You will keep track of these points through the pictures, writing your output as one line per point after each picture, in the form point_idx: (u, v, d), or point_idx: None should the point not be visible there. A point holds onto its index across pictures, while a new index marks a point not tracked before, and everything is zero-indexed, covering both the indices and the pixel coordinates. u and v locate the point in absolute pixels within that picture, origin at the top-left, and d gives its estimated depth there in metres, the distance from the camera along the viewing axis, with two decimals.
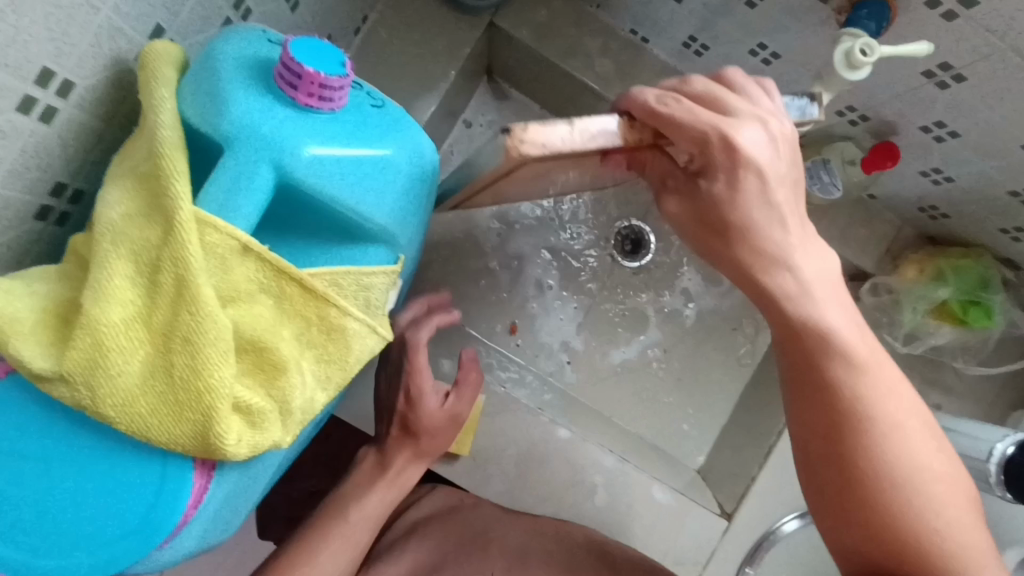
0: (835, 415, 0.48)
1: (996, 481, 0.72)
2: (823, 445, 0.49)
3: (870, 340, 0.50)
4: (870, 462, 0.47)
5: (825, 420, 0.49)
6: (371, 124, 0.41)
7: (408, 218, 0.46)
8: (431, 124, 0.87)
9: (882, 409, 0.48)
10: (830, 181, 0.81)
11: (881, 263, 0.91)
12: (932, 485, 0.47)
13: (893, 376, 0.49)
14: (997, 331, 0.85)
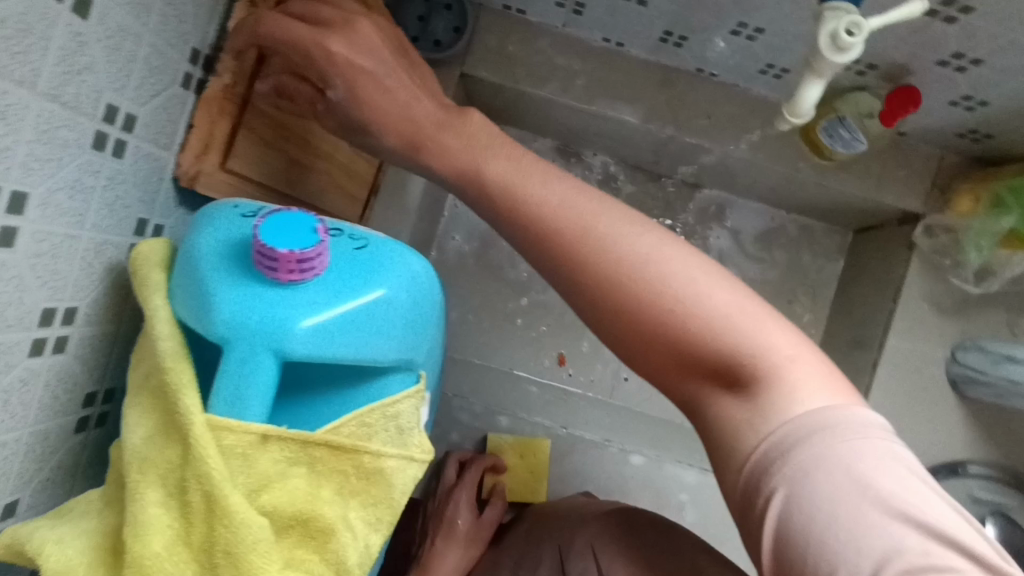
0: (546, 245, 0.49)
1: None
2: (559, 266, 0.49)
3: (574, 195, 0.50)
4: (596, 256, 0.47)
5: (527, 227, 0.50)
6: (352, 266, 0.41)
7: (417, 336, 0.45)
8: (430, 190, 0.88)
9: (623, 248, 0.47)
10: (851, 135, 0.76)
11: (929, 199, 0.85)
12: (677, 286, 0.46)
13: (604, 219, 0.48)
14: None
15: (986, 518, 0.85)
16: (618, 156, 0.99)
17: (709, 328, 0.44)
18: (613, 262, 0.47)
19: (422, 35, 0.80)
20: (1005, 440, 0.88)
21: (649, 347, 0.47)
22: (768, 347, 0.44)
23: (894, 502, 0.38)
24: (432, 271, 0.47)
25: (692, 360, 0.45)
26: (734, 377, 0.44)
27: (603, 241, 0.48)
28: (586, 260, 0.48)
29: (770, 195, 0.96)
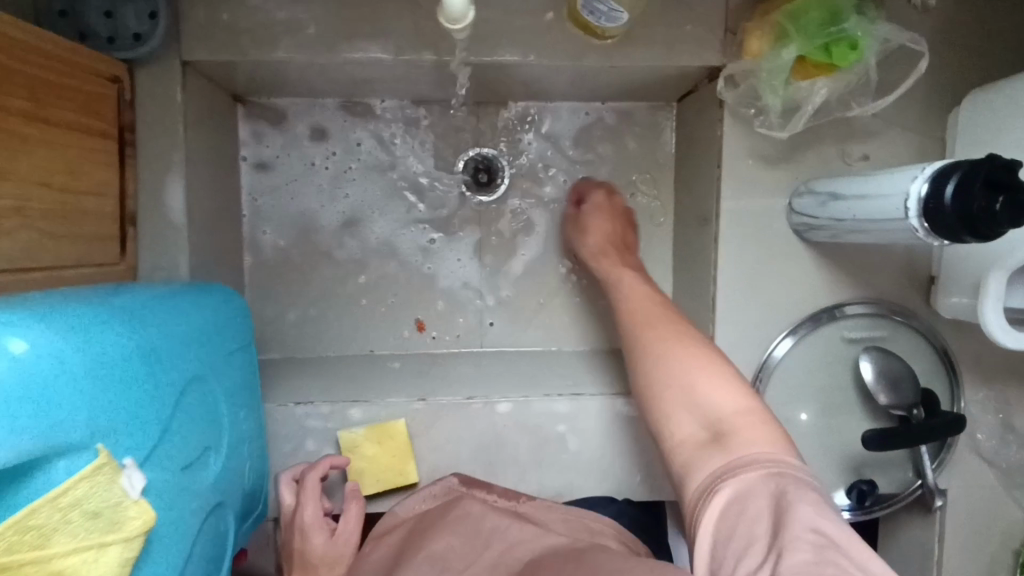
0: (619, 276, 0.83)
1: (925, 232, 0.60)
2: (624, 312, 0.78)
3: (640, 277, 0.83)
4: (648, 363, 0.71)
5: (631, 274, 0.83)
6: None
7: (64, 411, 0.40)
8: (202, 199, 0.79)
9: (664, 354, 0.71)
10: (607, 9, 0.70)
11: (724, 48, 0.78)
12: (690, 367, 0.68)
13: (642, 284, 0.81)
14: (873, 58, 0.70)
15: (862, 355, 0.84)
16: (409, 97, 0.90)
17: (716, 416, 0.63)
18: (638, 312, 0.77)
19: (115, 33, 0.69)
20: (866, 274, 0.85)
21: (656, 393, 0.69)
22: (743, 414, 0.63)
23: (817, 533, 0.49)
24: (43, 347, 0.40)
25: (693, 409, 0.65)
26: (718, 439, 0.61)
27: (633, 309, 0.78)
28: (638, 321, 0.76)
29: (576, 91, 0.88)
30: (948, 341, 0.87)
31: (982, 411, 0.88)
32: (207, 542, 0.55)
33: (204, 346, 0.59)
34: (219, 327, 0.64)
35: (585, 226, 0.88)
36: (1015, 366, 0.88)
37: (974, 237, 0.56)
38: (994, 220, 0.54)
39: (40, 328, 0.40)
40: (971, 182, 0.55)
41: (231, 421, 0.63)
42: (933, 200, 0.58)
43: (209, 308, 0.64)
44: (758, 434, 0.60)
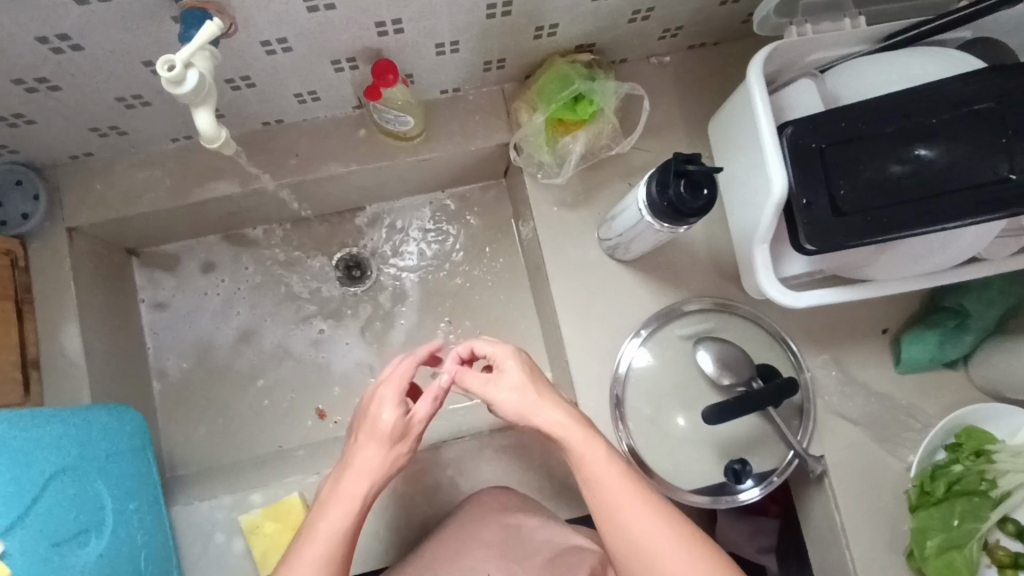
0: (555, 430, 0.70)
1: (660, 224, 0.73)
2: (585, 472, 0.69)
3: (564, 421, 0.70)
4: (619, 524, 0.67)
5: (561, 438, 0.70)
6: None
7: None
8: (100, 337, 0.92)
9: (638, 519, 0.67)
10: (394, 117, 0.89)
11: (508, 126, 0.96)
12: (680, 564, 0.65)
13: (579, 434, 0.70)
14: (611, 108, 0.88)
15: (699, 347, 0.94)
16: (277, 220, 1.06)
17: None
18: (595, 479, 0.68)
19: (6, 217, 0.86)
20: (686, 278, 0.97)
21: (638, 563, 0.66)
22: None
23: None
24: None
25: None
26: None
27: (598, 474, 0.68)
28: (597, 481, 0.68)
29: (412, 185, 1.05)
30: (777, 320, 0.98)
31: (826, 375, 0.97)
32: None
33: (85, 449, 0.70)
34: (112, 433, 0.74)
35: (502, 389, 0.72)
36: (843, 329, 0.98)
37: (687, 217, 0.69)
38: (690, 198, 0.68)
39: None
40: (666, 176, 0.69)
41: (119, 513, 0.72)
42: (649, 199, 0.72)
43: (103, 420, 0.74)
44: None
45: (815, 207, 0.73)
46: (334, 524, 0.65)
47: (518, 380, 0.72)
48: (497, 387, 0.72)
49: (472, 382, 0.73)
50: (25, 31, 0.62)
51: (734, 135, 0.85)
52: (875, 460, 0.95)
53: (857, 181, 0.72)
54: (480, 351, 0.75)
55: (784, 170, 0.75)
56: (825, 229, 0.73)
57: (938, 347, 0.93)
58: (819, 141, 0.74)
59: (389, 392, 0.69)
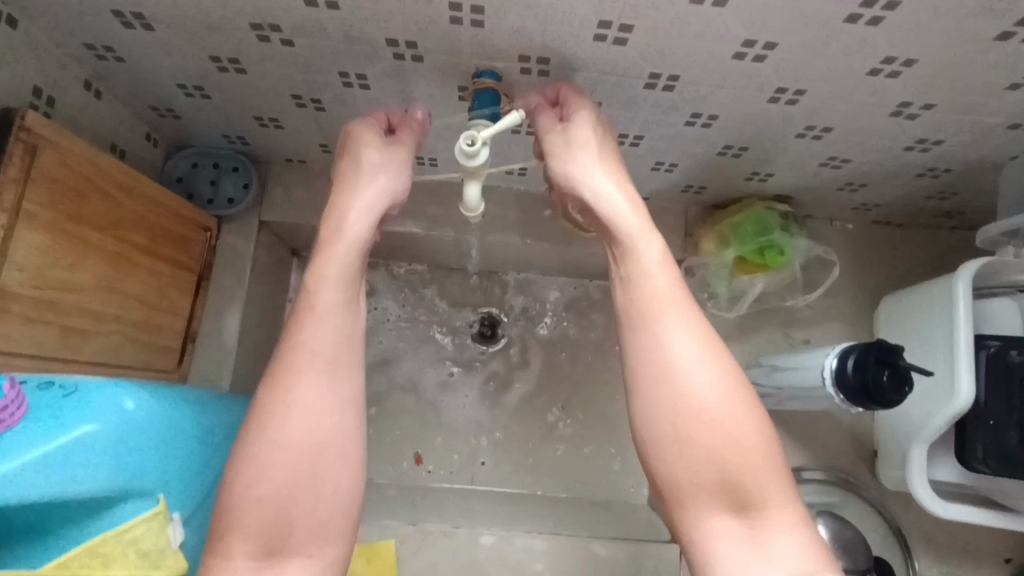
0: (652, 307, 0.58)
1: (841, 398, 0.74)
2: (666, 359, 0.57)
3: (672, 288, 0.59)
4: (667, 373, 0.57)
5: (653, 301, 0.59)
6: (61, 414, 0.49)
7: (142, 464, 0.53)
8: (252, 328, 0.95)
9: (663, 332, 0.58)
10: None
11: (684, 246, 0.98)
12: (731, 434, 0.55)
13: (661, 279, 0.59)
14: (798, 263, 0.90)
15: (818, 518, 0.91)
16: (432, 262, 1.10)
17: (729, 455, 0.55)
18: (672, 364, 0.57)
19: (215, 197, 0.92)
20: (819, 443, 0.96)
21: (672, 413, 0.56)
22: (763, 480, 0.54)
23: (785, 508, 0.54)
24: (142, 414, 0.54)
25: (730, 488, 0.54)
26: (745, 506, 0.54)
27: (672, 351, 0.57)
28: (660, 366, 0.57)
29: (569, 268, 1.08)
30: (901, 513, 0.94)
31: None
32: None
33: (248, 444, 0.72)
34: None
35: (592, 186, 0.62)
36: (966, 546, 0.94)
37: (876, 403, 0.69)
38: (884, 387, 0.68)
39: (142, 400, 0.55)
40: (866, 358, 0.69)
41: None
42: (840, 371, 0.73)
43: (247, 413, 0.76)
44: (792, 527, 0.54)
45: (1001, 431, 0.73)
46: (352, 215, 0.60)
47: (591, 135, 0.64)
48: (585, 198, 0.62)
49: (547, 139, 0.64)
50: (332, 66, 0.67)
51: (920, 325, 0.85)
52: None
53: None
54: (562, 97, 0.65)
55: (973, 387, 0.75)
56: (1006, 455, 0.72)
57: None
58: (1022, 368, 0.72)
59: (376, 139, 0.65)
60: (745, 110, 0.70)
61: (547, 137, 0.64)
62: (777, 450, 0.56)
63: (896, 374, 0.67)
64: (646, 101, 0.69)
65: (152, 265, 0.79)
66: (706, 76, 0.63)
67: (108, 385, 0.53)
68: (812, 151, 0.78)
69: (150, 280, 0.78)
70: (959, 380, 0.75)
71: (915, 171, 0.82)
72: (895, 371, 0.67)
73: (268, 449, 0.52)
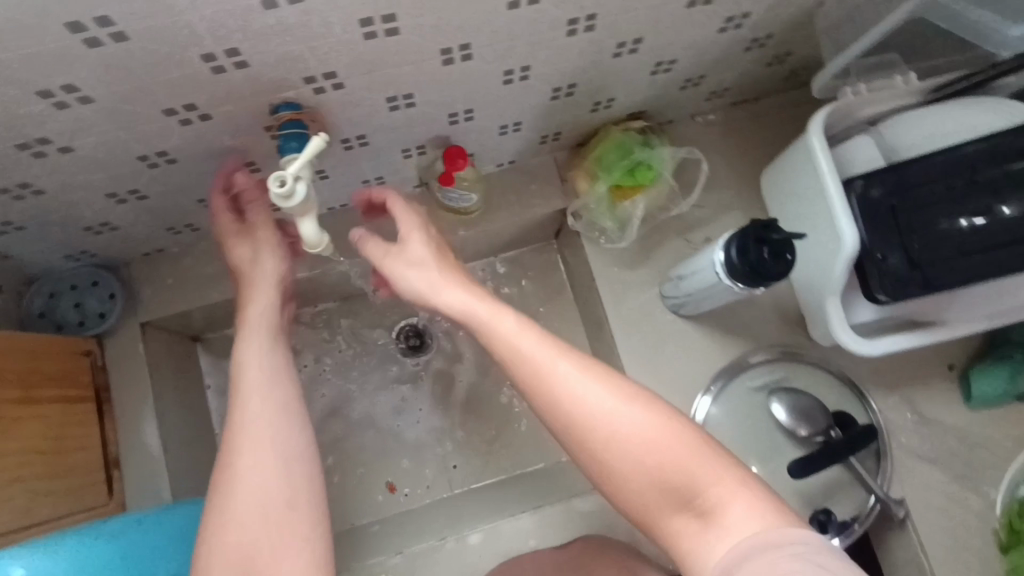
0: (525, 378, 0.62)
1: (737, 286, 0.75)
2: (565, 396, 0.60)
3: (541, 341, 0.64)
4: (572, 411, 0.60)
5: (522, 363, 0.63)
6: None
7: None
8: (176, 428, 0.92)
9: (550, 377, 0.61)
10: (458, 195, 0.91)
11: (563, 193, 0.98)
12: (654, 450, 0.57)
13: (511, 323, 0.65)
14: (669, 172, 0.90)
15: (772, 397, 0.94)
16: (337, 296, 1.08)
17: (662, 464, 0.56)
18: (562, 393, 0.60)
19: (84, 318, 0.88)
20: (751, 328, 0.98)
21: (590, 455, 0.59)
22: (711, 470, 0.56)
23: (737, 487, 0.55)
24: None
25: (664, 490, 0.56)
26: (685, 500, 0.55)
27: (560, 383, 0.61)
28: (553, 406, 0.61)
29: (468, 253, 1.07)
30: (842, 363, 0.98)
31: (900, 417, 0.97)
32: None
33: (166, 558, 0.71)
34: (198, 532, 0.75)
35: (403, 263, 0.73)
36: (908, 369, 0.99)
37: (768, 280, 0.71)
38: (768, 263, 0.70)
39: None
40: (746, 241, 0.71)
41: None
42: (727, 262, 0.74)
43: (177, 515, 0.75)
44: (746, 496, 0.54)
45: (889, 259, 0.75)
46: (260, 311, 0.71)
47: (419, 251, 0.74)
48: (394, 259, 0.73)
49: (372, 251, 0.75)
50: (128, 154, 0.64)
51: (796, 184, 0.87)
52: (957, 499, 0.95)
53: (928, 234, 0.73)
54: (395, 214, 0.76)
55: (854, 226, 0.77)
56: (898, 280, 0.74)
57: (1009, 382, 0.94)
58: (887, 192, 0.76)
59: (236, 237, 0.73)
60: (550, 51, 0.69)
61: (381, 262, 0.74)
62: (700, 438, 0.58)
63: (774, 246, 0.70)
64: (453, 76, 0.68)
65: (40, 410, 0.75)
66: (494, 34, 0.62)
67: None
68: (635, 65, 0.79)
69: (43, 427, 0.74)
70: (840, 224, 0.77)
71: (739, 49, 0.83)
72: (773, 243, 0.70)
73: (239, 509, 0.59)
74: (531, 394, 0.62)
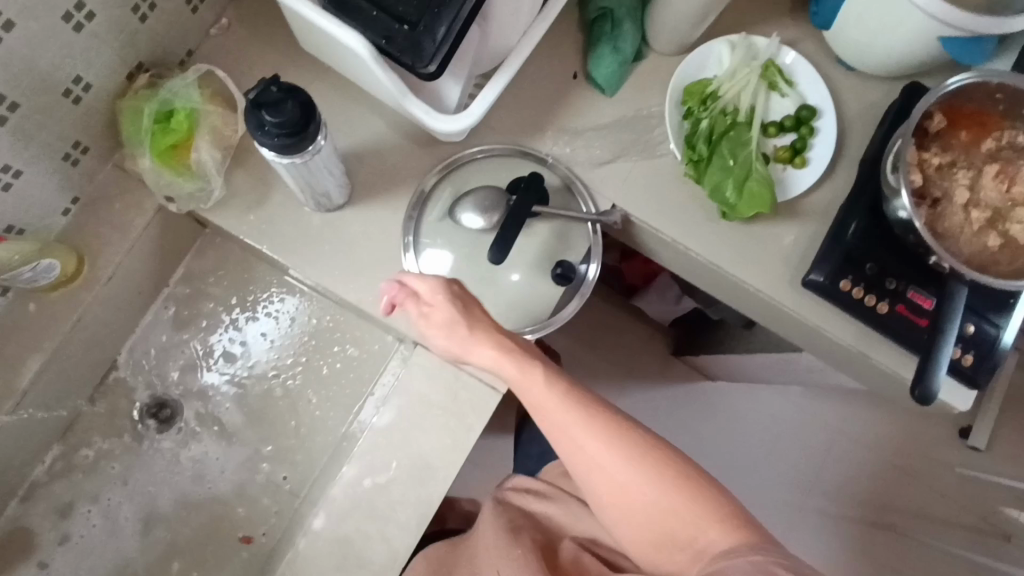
0: (549, 425, 0.81)
1: (305, 150, 0.71)
2: (582, 464, 0.80)
3: (575, 420, 0.79)
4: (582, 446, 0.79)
5: (569, 412, 0.80)
6: None
7: None
8: None
9: (552, 423, 0.80)
10: (35, 270, 0.81)
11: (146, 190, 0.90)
12: (635, 483, 0.78)
13: (535, 392, 0.81)
14: (196, 102, 0.83)
15: (459, 211, 0.93)
16: (57, 432, 0.99)
17: (658, 504, 0.77)
18: (594, 457, 0.79)
19: None
20: (401, 173, 0.96)
21: (605, 493, 0.79)
22: (672, 499, 0.77)
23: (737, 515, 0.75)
24: None
25: (656, 546, 0.77)
26: (663, 545, 0.77)
27: (614, 472, 0.78)
28: (564, 437, 0.80)
29: (131, 307, 0.98)
30: (498, 139, 0.98)
31: (568, 146, 0.99)
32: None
33: None
34: None
35: (429, 323, 0.83)
36: (549, 104, 1.00)
37: (303, 121, 0.67)
38: (283, 108, 0.65)
39: None
40: (253, 122, 0.66)
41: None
42: (274, 149, 0.70)
43: None
44: (722, 531, 0.74)
45: (400, 37, 0.72)
46: None
47: (450, 318, 0.82)
48: (429, 326, 0.83)
49: (411, 312, 0.84)
50: None
51: (307, 35, 0.82)
52: (651, 172, 0.99)
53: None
54: None
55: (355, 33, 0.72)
56: (422, 46, 0.72)
57: (614, 48, 0.97)
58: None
59: None
60: None
61: (418, 322, 0.84)
62: (715, 504, 0.76)
63: (268, 98, 0.65)
64: None
65: None
66: None
67: None
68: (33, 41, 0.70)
69: None
70: (345, 38, 0.73)
71: None
72: (265, 96, 0.65)
73: None
74: (576, 468, 0.81)
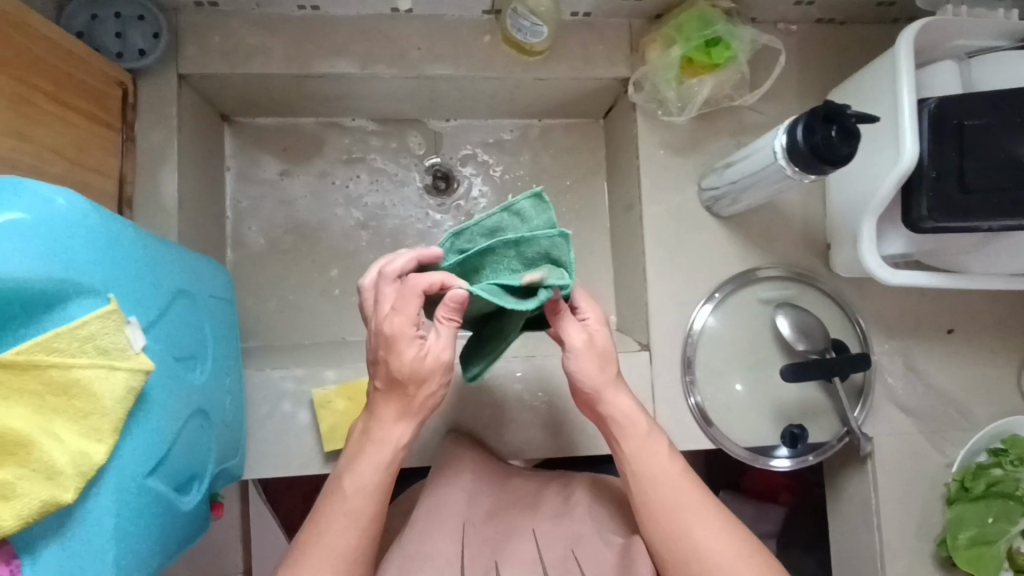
0: (672, 493, 0.68)
1: (790, 168, 0.75)
2: (684, 558, 0.65)
3: (668, 463, 0.70)
4: (651, 528, 0.67)
5: (666, 493, 0.68)
6: (106, 259, 0.52)
7: (77, 258, 0.49)
8: (193, 190, 0.91)
9: (647, 501, 0.68)
10: (530, 24, 0.88)
11: (630, 61, 0.96)
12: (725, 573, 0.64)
13: (643, 442, 0.71)
14: (744, 57, 0.88)
15: (781, 312, 0.94)
16: (378, 117, 1.06)
17: None
18: (668, 550, 0.66)
19: (124, 49, 0.84)
20: (774, 243, 0.98)
21: (664, 498, 0.68)
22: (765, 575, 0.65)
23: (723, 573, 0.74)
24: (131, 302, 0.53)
25: None
26: None
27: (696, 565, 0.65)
28: (664, 526, 0.67)
29: (514, 104, 1.05)
30: (858, 304, 0.98)
31: (891, 363, 0.99)
32: (187, 506, 0.62)
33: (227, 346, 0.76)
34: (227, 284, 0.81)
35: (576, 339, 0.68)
36: (914, 325, 1.00)
37: (829, 165, 0.70)
38: (833, 139, 0.69)
39: (144, 263, 0.57)
40: (812, 124, 0.70)
41: (217, 358, 0.72)
42: (791, 145, 0.73)
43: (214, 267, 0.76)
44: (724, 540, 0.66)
45: (943, 181, 0.75)
46: None
47: (606, 351, 0.70)
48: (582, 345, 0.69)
49: (568, 328, 0.68)
50: None
51: (870, 93, 0.83)
52: (920, 452, 0.98)
53: (988, 162, 0.73)
54: None
55: (917, 147, 0.75)
56: (947, 204, 0.75)
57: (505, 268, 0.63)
58: (967, 120, 0.74)
59: None
60: None
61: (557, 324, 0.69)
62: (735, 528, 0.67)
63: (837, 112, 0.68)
64: None
65: (69, 102, 0.72)
66: None
67: (142, 252, 0.57)
68: None
69: (76, 129, 0.73)
70: (903, 142, 0.75)
71: None
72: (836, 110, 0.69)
73: None
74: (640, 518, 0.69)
